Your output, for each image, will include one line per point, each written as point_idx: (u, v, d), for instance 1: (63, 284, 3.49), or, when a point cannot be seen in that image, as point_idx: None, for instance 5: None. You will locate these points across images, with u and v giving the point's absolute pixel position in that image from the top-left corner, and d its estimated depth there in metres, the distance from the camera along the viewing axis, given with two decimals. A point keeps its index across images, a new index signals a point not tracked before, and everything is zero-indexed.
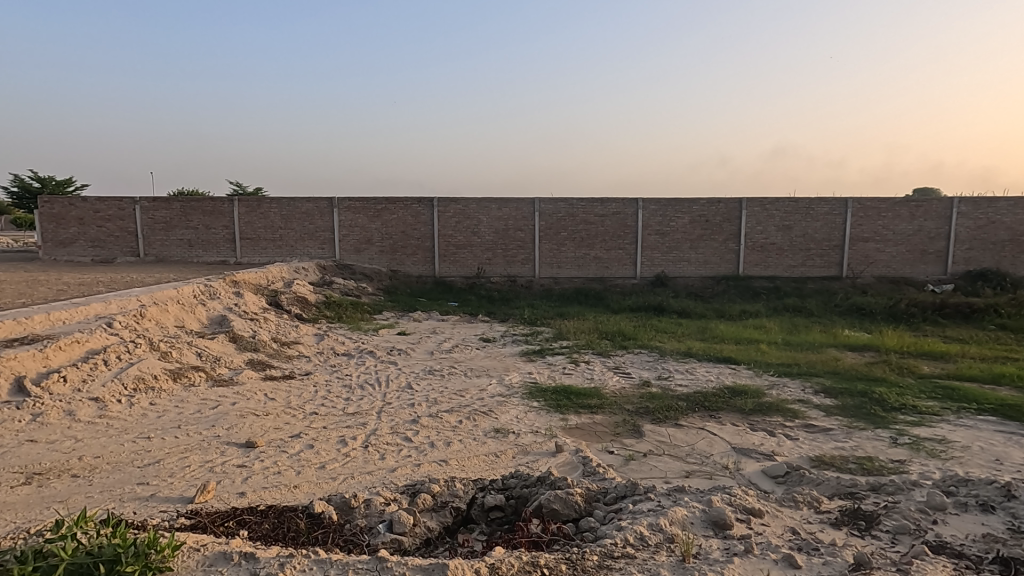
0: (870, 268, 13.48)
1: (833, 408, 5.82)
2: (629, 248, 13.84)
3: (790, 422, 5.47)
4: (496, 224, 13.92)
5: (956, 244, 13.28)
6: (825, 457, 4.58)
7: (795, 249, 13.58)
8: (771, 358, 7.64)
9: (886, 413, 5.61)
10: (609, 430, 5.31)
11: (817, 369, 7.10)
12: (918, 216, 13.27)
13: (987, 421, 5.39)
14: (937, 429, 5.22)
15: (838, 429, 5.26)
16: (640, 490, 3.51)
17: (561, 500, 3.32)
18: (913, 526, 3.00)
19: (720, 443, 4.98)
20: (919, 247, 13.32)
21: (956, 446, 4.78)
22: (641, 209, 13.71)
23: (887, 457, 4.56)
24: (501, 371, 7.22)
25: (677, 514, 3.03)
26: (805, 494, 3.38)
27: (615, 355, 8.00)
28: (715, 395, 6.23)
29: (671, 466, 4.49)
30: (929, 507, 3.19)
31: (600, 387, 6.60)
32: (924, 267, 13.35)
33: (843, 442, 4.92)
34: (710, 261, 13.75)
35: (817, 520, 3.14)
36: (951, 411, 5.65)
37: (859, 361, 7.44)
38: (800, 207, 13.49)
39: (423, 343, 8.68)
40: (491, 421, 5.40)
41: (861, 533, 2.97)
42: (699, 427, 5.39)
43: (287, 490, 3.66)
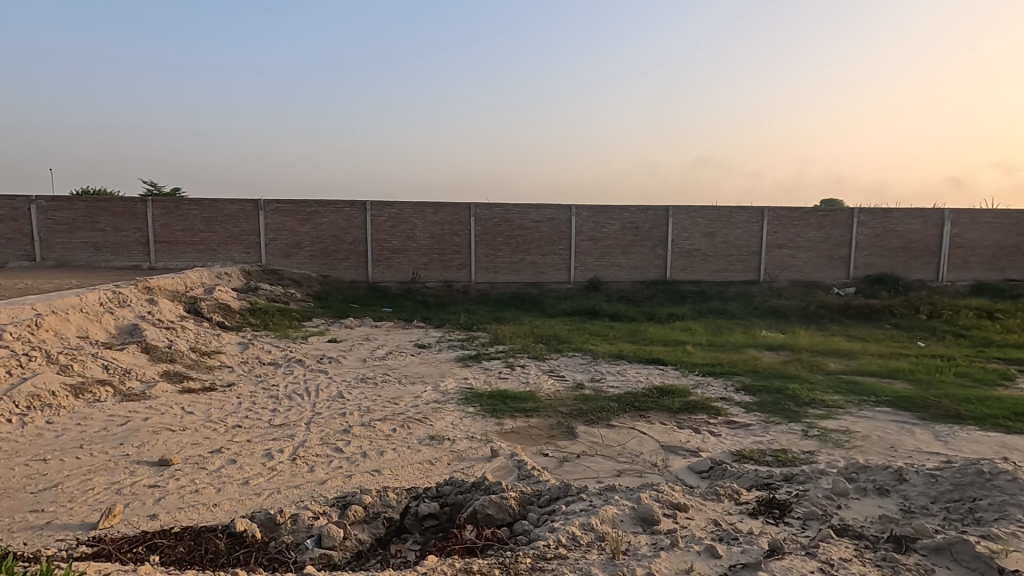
0: (784, 272, 14.45)
1: (752, 404, 6.19)
2: (563, 253, 14.11)
3: (713, 420, 5.76)
4: (432, 228, 13.79)
5: (857, 250, 14.50)
6: (745, 451, 4.85)
7: (718, 254, 14.34)
8: (697, 358, 8.02)
9: (798, 408, 6.03)
10: (544, 432, 5.38)
11: (738, 368, 7.53)
12: (825, 224, 14.40)
13: (884, 412, 5.91)
14: (842, 421, 5.67)
15: (756, 424, 5.60)
16: (573, 491, 3.58)
17: (496, 505, 3.33)
18: (820, 511, 3.23)
19: (649, 442, 5.16)
20: (826, 253, 14.45)
21: (857, 436, 5.20)
22: (575, 215, 14.02)
23: (798, 449, 4.90)
24: (436, 377, 7.15)
25: (607, 513, 3.10)
26: (726, 488, 3.58)
27: (550, 358, 8.14)
28: (645, 395, 6.46)
29: (604, 466, 4.62)
30: (834, 493, 3.45)
31: (535, 391, 6.67)
32: (830, 272, 14.48)
33: (760, 437, 5.24)
34: (640, 265, 14.26)
35: (737, 511, 3.32)
36: (853, 404, 6.15)
37: (775, 360, 7.96)
38: (722, 214, 14.27)
39: (356, 350, 8.44)
40: (426, 428, 5.33)
41: (775, 521, 3.18)
42: (630, 427, 5.57)
43: (206, 509, 3.44)
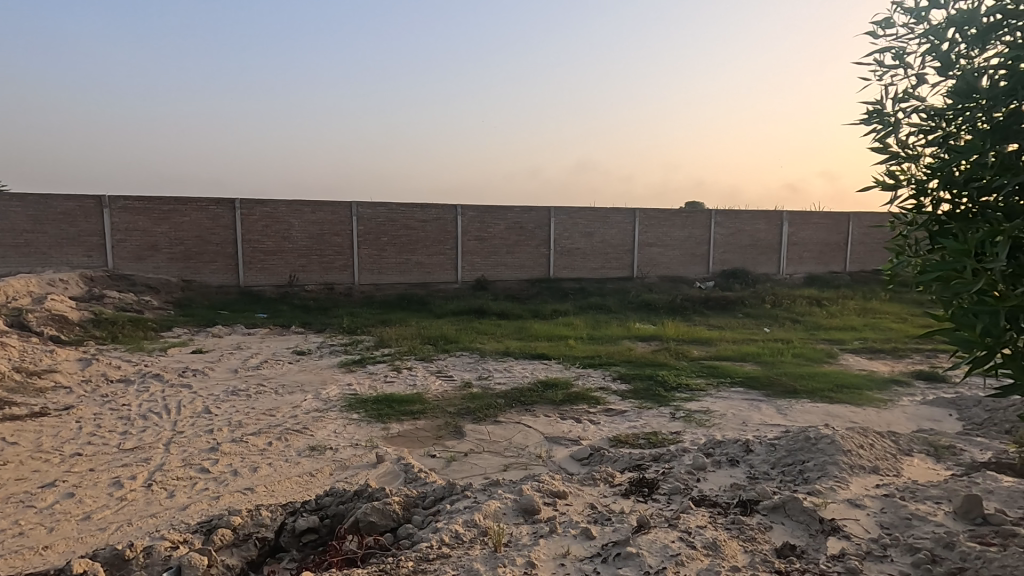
0: (655, 268, 15.66)
1: (627, 392, 6.65)
2: (450, 253, 14.08)
3: (593, 409, 6.09)
4: (311, 228, 13.08)
5: (715, 248, 16.11)
6: (621, 436, 5.19)
7: (597, 253, 15.17)
8: (578, 352, 8.43)
9: (667, 392, 6.58)
10: (431, 434, 5.34)
11: (615, 358, 8.03)
12: (688, 225, 15.83)
13: (737, 391, 6.65)
14: (704, 401, 6.29)
15: (631, 410, 6.02)
16: (457, 490, 3.59)
17: (378, 512, 3.24)
18: (683, 486, 3.55)
19: (534, 435, 5.34)
20: (689, 251, 15.89)
21: (715, 414, 5.79)
22: (461, 215, 14.07)
23: (667, 430, 5.35)
24: (317, 385, 6.80)
25: (490, 507, 3.16)
26: (601, 472, 3.81)
27: (437, 359, 8.10)
28: (530, 390, 6.67)
29: (491, 462, 4.69)
30: (694, 468, 3.82)
31: (422, 392, 6.60)
32: (694, 268, 15.96)
33: (634, 421, 5.64)
34: (525, 264, 14.67)
35: (611, 493, 3.55)
36: (713, 386, 6.85)
37: (646, 349, 8.61)
38: (599, 215, 15.12)
39: (225, 361, 7.76)
40: (306, 439, 5.05)
41: (644, 498, 3.44)
42: (516, 421, 5.71)
43: (34, 554, 2.99)
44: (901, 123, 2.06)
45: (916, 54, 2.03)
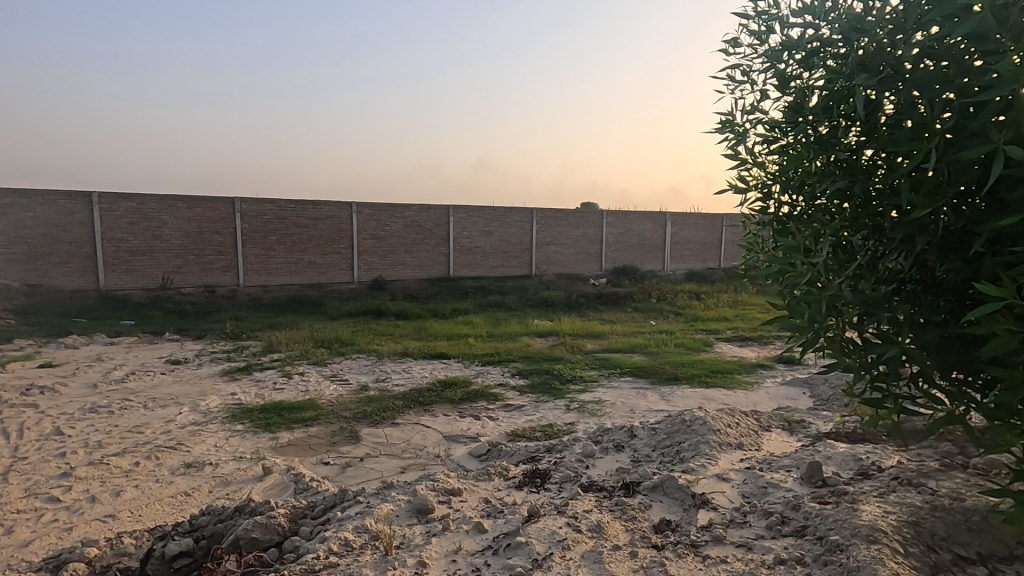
0: (552, 266, 16.18)
1: (525, 386, 6.81)
2: (346, 253, 13.56)
3: (491, 405, 6.17)
4: (187, 226, 11.98)
5: (608, 246, 16.97)
6: (518, 430, 5.31)
7: (496, 252, 15.37)
8: (478, 349, 8.50)
9: (563, 385, 6.83)
10: (324, 440, 5.12)
11: (513, 355, 8.20)
12: (582, 224, 16.52)
13: (626, 381, 7.06)
14: (596, 392, 6.61)
15: (528, 404, 6.18)
16: (349, 496, 3.48)
17: (261, 527, 3.06)
18: (573, 473, 3.71)
19: (433, 434, 5.30)
20: (584, 249, 16.60)
21: (606, 403, 6.11)
22: (356, 213, 13.60)
23: (562, 421, 5.55)
24: (195, 396, 6.25)
25: (382, 511, 3.10)
26: (497, 466, 3.89)
27: (332, 362, 7.77)
28: (429, 390, 6.61)
29: (388, 465, 4.59)
30: (584, 455, 4.01)
31: (314, 398, 6.31)
32: (588, 265, 16.69)
33: (531, 415, 5.79)
34: (425, 264, 14.51)
35: (506, 486, 3.63)
36: (604, 377, 7.22)
37: (544, 345, 8.88)
38: (498, 214, 15.33)
39: (82, 375, 6.88)
40: (180, 456, 4.63)
41: (537, 488, 3.55)
42: (414, 422, 5.64)
43: None
44: (748, 133, 2.31)
45: (758, 72, 2.26)
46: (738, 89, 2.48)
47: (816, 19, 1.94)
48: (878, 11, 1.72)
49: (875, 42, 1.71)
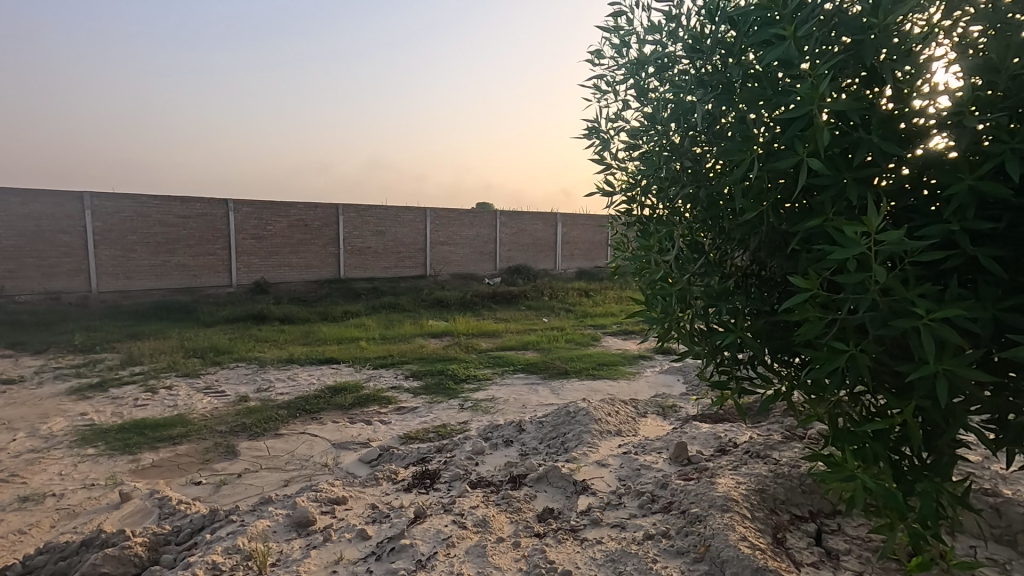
0: (448, 266, 16.14)
1: (419, 388, 6.73)
2: (222, 254, 12.53)
3: (383, 409, 6.02)
4: (22, 224, 10.40)
5: (502, 246, 17.25)
6: (411, 432, 5.23)
7: (389, 252, 15.03)
8: (369, 352, 8.26)
9: (457, 385, 6.84)
10: (195, 458, 4.70)
11: (407, 356, 8.07)
12: (476, 224, 16.64)
13: (518, 377, 7.23)
14: (490, 389, 6.70)
15: (422, 405, 6.11)
16: (220, 516, 3.23)
17: (113, 560, 2.75)
18: (462, 471, 3.74)
19: (320, 443, 5.07)
20: (479, 249, 16.74)
21: (499, 400, 6.22)
22: (233, 211, 12.62)
23: (455, 421, 5.56)
24: (34, 420, 5.45)
25: (256, 529, 2.92)
26: (385, 471, 3.81)
27: (206, 373, 7.15)
28: (317, 396, 6.31)
29: (269, 479, 4.31)
30: (474, 453, 4.05)
31: (185, 413, 5.76)
32: (483, 265, 16.86)
33: (424, 416, 5.73)
34: (313, 265, 13.82)
35: (394, 489, 3.57)
36: (498, 374, 7.34)
37: (438, 345, 8.84)
38: (390, 214, 14.98)
39: None
40: (13, 490, 4.01)
41: (426, 489, 3.54)
42: (300, 432, 5.35)
43: None
44: (612, 139, 2.51)
45: (619, 83, 2.44)
46: (603, 98, 2.66)
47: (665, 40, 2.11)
48: (715, 36, 1.91)
49: (712, 61, 1.91)
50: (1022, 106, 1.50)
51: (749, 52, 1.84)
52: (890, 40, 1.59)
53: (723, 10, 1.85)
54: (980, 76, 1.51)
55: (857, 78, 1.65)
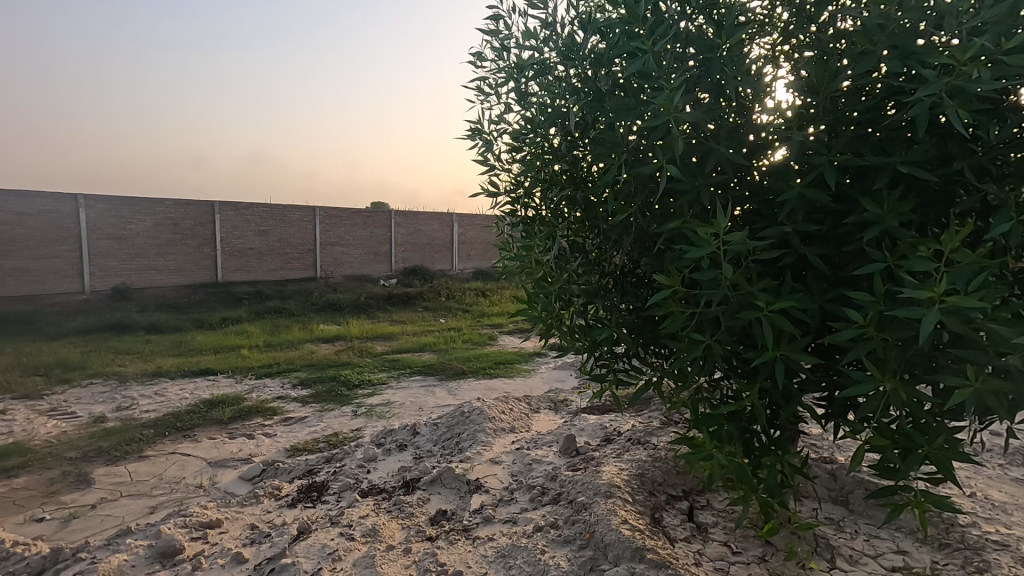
0: (340, 268, 15.48)
1: (308, 396, 6.38)
2: (72, 256, 11.04)
3: (268, 421, 5.64)
4: None
5: (397, 247, 16.87)
6: (299, 444, 4.93)
7: (274, 253, 14.11)
8: (253, 361, 7.69)
9: (349, 391, 6.57)
10: (36, 492, 4.09)
11: (295, 364, 7.62)
12: (370, 224, 16.12)
13: (414, 380, 7.11)
14: (385, 394, 6.52)
15: (311, 414, 5.80)
16: (65, 555, 2.84)
17: None
18: (353, 480, 3.59)
19: (193, 463, 4.62)
20: (373, 249, 16.24)
21: (394, 405, 6.07)
22: (85, 207, 11.16)
23: (347, 429, 5.33)
24: None
25: (110, 565, 2.61)
26: (267, 487, 3.57)
27: (52, 393, 6.25)
28: (190, 412, 5.76)
29: (131, 508, 3.86)
30: (366, 460, 3.91)
31: (22, 441, 4.99)
32: (378, 266, 16.37)
33: (314, 426, 5.44)
34: (186, 268, 12.61)
35: (277, 506, 3.35)
36: (393, 378, 7.16)
37: (329, 351, 8.44)
38: (274, 213, 14.08)
39: None
40: None
41: (312, 502, 3.36)
42: (170, 452, 4.85)
43: None
44: (494, 140, 2.61)
45: (500, 87, 2.50)
46: (486, 100, 2.71)
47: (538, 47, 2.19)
48: (582, 45, 2.01)
49: (584, 70, 2.01)
50: (837, 124, 1.73)
51: (617, 63, 1.95)
52: (735, 60, 1.75)
53: (591, 22, 1.95)
54: (805, 96, 1.72)
55: (706, 92, 1.81)
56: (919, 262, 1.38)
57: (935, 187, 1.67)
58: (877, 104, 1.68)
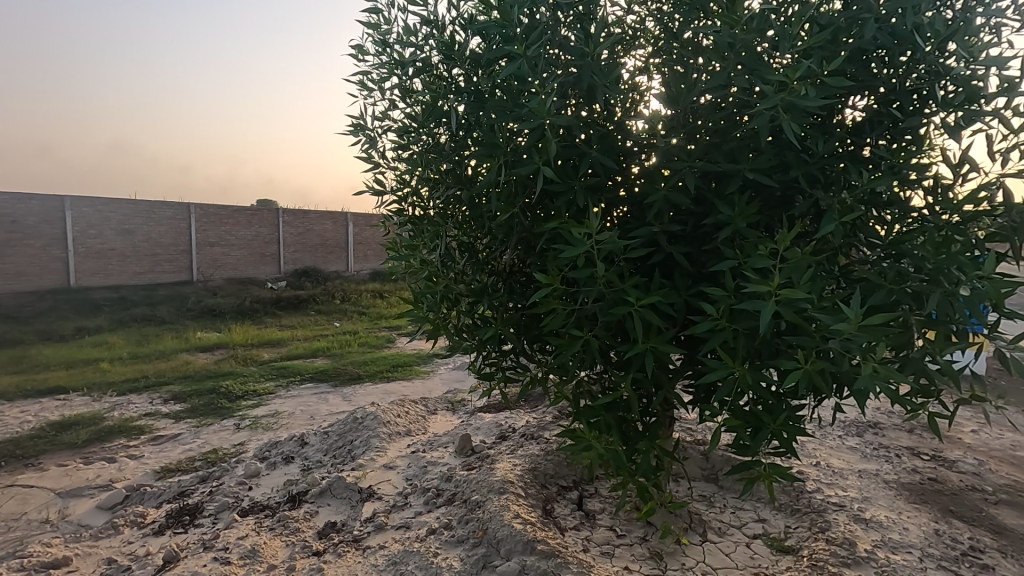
0: (220, 270, 14.29)
1: (182, 412, 5.81)
2: None
3: (133, 441, 5.06)
4: None
5: (286, 247, 15.88)
6: (171, 464, 4.47)
7: (141, 255, 12.74)
8: (114, 375, 6.87)
9: (231, 403, 6.08)
10: None
11: (167, 377, 6.91)
12: (254, 223, 15.03)
13: (305, 387, 6.73)
14: (271, 404, 6.10)
15: (185, 431, 5.29)
16: None
17: None
18: (232, 499, 3.32)
19: (37, 495, 4.03)
20: (258, 250, 15.15)
21: (282, 415, 5.70)
22: None
23: (228, 444, 4.93)
24: None
25: None
26: (128, 515, 3.20)
27: None
28: (34, 437, 5.02)
29: None
30: (247, 477, 3.64)
31: None
32: (265, 268, 15.31)
33: (189, 443, 4.97)
34: (29, 272, 10.99)
35: (141, 536, 3.02)
36: (281, 386, 6.72)
37: (208, 361, 7.75)
38: (140, 210, 12.70)
39: None
40: None
41: (184, 528, 3.06)
42: (7, 485, 4.19)
43: None
44: (378, 137, 2.57)
45: (383, 82, 2.45)
46: (370, 96, 2.65)
47: (418, 44, 2.18)
48: (462, 46, 2.04)
49: (465, 70, 2.02)
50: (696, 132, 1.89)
51: (496, 65, 1.99)
52: (605, 69, 1.84)
53: (471, 24, 1.96)
54: (670, 106, 1.86)
55: (580, 97, 1.90)
56: (760, 259, 1.54)
57: (777, 192, 1.88)
58: (730, 117, 1.86)
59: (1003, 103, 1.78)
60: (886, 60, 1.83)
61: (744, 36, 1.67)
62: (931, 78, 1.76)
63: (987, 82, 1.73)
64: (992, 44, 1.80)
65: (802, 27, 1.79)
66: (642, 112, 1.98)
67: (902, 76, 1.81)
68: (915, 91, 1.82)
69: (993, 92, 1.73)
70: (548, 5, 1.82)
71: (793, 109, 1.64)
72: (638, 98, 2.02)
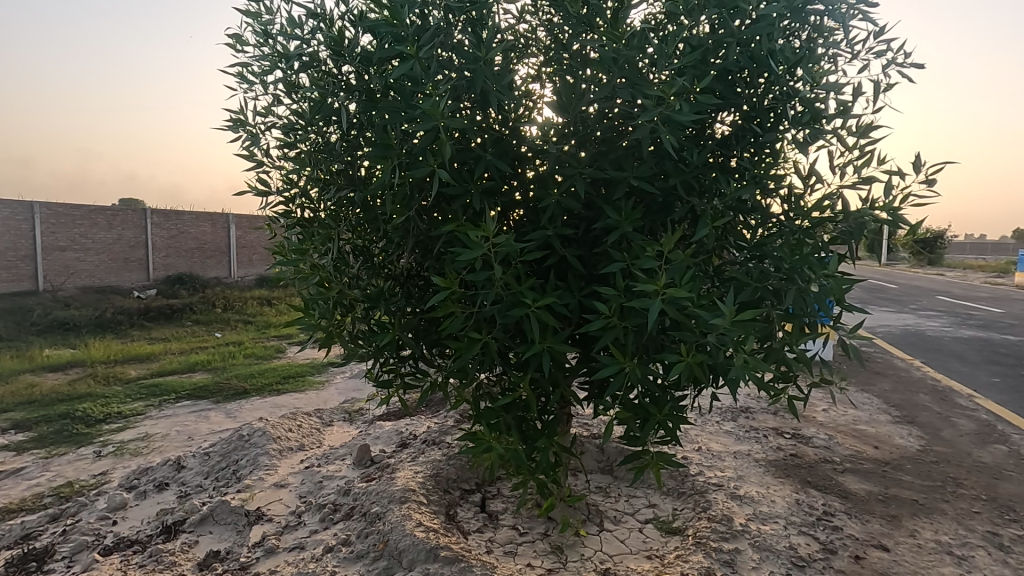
0: (72, 278, 12.58)
1: (26, 442, 5.03)
2: None
3: None
4: None
5: (154, 251, 14.26)
6: (11, 503, 3.86)
7: None
8: None
9: (90, 428, 5.37)
10: None
11: (5, 403, 5.95)
12: (115, 225, 13.40)
13: (181, 406, 6.10)
14: (140, 427, 5.46)
15: (30, 463, 4.58)
16: None
17: None
18: (91, 538, 2.92)
19: None
20: (121, 255, 13.51)
21: (155, 438, 5.13)
22: None
23: (87, 475, 4.34)
24: None
25: None
26: None
27: None
28: None
29: None
30: (110, 510, 3.23)
31: None
32: (129, 275, 13.67)
33: (35, 478, 4.31)
34: None
35: None
36: (152, 406, 6.05)
37: (59, 382, 6.77)
38: None
39: None
40: None
41: None
42: None
43: None
44: (261, 134, 2.41)
45: (265, 75, 2.31)
46: (251, 90, 2.49)
47: (303, 38, 2.07)
48: (350, 42, 1.96)
49: (355, 67, 1.95)
50: (584, 139, 1.98)
51: (388, 64, 1.95)
52: (498, 74, 1.86)
53: (360, 21, 1.90)
54: (561, 113, 1.93)
55: (472, 99, 1.90)
56: (644, 261, 1.65)
57: (658, 199, 2.02)
58: (615, 126, 1.96)
59: (840, 124, 2.05)
60: (747, 81, 2.03)
61: (627, 52, 1.78)
62: (783, 98, 1.99)
63: (826, 104, 2.00)
64: (830, 71, 2.07)
65: (676, 46, 1.94)
66: (535, 118, 2.03)
67: (760, 96, 2.02)
68: (771, 109, 2.03)
69: (831, 113, 1.98)
70: (439, 7, 1.82)
71: (670, 122, 1.77)
72: (532, 105, 2.07)
